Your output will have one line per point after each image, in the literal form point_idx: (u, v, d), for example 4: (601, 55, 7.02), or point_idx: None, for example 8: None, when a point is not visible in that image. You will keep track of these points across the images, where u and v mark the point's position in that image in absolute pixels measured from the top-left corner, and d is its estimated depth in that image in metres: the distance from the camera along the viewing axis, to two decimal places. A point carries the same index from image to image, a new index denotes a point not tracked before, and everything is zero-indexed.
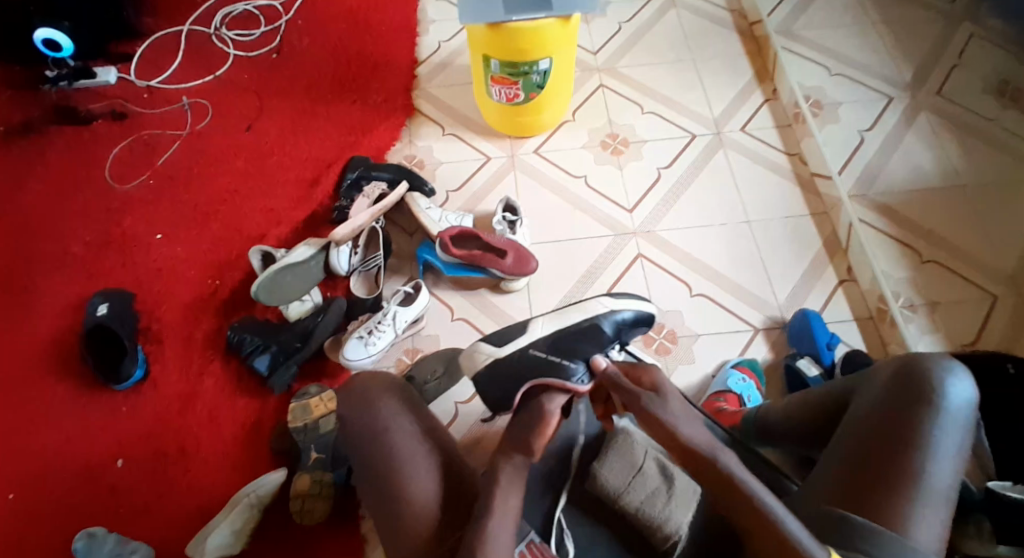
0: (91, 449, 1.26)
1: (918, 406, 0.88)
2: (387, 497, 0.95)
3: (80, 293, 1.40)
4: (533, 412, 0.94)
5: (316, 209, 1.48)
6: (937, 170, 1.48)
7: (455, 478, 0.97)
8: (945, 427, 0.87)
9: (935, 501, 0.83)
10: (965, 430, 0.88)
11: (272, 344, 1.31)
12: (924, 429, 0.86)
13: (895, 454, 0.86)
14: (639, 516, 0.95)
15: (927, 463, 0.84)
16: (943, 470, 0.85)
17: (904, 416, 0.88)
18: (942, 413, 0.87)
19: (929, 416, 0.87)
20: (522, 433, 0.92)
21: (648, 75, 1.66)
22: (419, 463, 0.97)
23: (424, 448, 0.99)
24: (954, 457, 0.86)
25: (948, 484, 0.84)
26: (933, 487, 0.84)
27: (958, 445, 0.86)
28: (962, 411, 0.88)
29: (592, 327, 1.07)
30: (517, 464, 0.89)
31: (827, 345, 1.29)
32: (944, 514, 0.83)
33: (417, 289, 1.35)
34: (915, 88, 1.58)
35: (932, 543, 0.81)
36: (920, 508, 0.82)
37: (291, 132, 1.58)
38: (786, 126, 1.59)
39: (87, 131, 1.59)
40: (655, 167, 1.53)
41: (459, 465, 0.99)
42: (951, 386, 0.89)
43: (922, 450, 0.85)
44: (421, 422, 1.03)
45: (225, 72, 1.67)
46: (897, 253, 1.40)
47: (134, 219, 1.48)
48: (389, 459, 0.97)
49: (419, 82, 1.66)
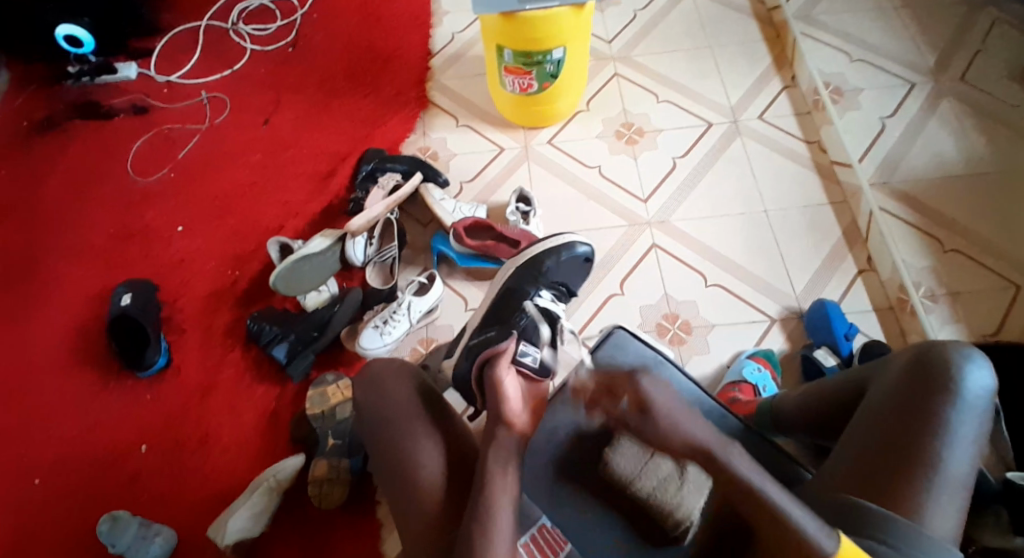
0: (118, 434, 1.30)
1: (935, 394, 0.88)
2: (398, 480, 0.97)
3: (104, 285, 1.44)
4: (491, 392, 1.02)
5: (332, 201, 1.50)
6: (960, 157, 1.45)
7: (462, 455, 0.98)
8: (962, 415, 0.86)
9: (950, 489, 0.83)
10: (981, 418, 0.87)
11: (290, 334, 1.33)
12: (941, 417, 0.86)
13: (911, 441, 0.85)
14: (651, 502, 0.97)
15: (943, 452, 0.84)
16: (959, 458, 0.84)
17: (920, 403, 0.87)
18: (959, 401, 0.87)
19: (946, 403, 0.87)
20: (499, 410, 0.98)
21: (664, 63, 1.65)
22: (426, 446, 0.98)
23: (430, 428, 1.00)
24: (970, 445, 0.85)
25: (964, 472, 0.84)
26: (948, 474, 0.83)
27: (974, 434, 0.86)
28: (979, 400, 0.88)
29: (509, 291, 1.23)
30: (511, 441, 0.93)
31: (845, 335, 1.27)
32: (960, 502, 0.83)
33: (431, 280, 1.36)
34: (938, 74, 1.55)
35: (947, 532, 0.82)
36: (937, 496, 0.82)
37: (307, 125, 1.60)
38: (804, 114, 1.56)
39: (110, 126, 1.63)
40: (670, 156, 1.52)
41: (465, 442, 1.00)
42: (970, 373, 0.89)
43: (939, 438, 0.85)
44: (430, 406, 1.03)
45: (243, 67, 1.69)
46: (918, 242, 1.37)
47: (156, 212, 1.52)
48: (402, 439, 0.99)
49: (433, 73, 1.67)
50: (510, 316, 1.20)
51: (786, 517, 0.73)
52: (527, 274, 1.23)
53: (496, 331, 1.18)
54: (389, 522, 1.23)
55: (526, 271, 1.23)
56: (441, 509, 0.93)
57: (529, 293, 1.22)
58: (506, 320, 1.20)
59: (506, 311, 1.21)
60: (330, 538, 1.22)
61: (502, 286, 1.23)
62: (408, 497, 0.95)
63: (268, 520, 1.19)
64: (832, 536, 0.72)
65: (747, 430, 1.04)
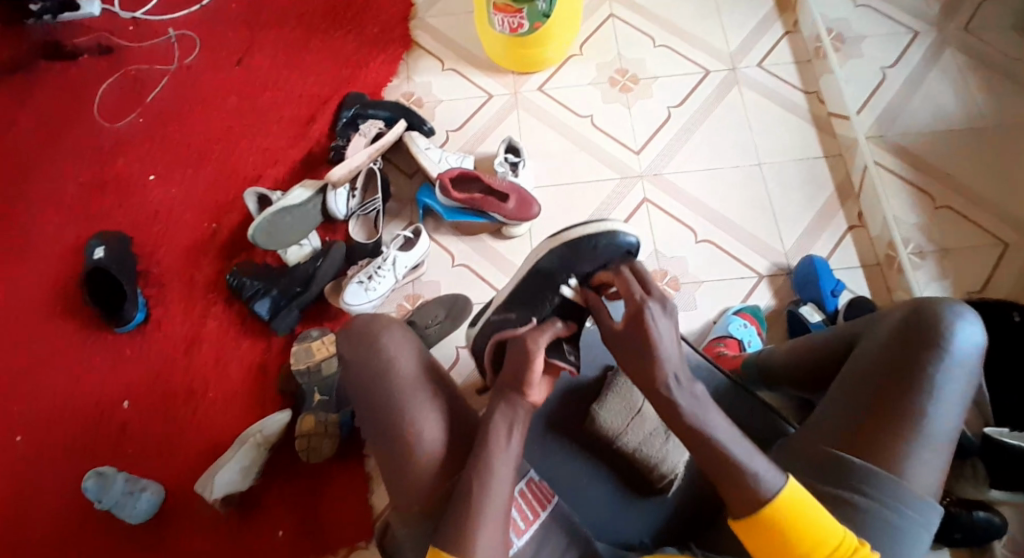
0: (98, 389, 1.28)
1: (925, 350, 0.86)
2: (393, 440, 0.90)
3: (76, 236, 1.39)
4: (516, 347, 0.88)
5: (312, 149, 1.44)
6: (959, 111, 1.41)
7: (460, 424, 0.92)
8: (952, 372, 0.85)
9: (935, 444, 0.83)
10: (971, 373, 0.86)
11: (273, 288, 1.30)
12: (930, 373, 0.85)
13: (899, 397, 0.85)
14: (637, 456, 0.96)
15: (931, 409, 0.83)
16: (947, 414, 0.84)
17: (910, 358, 0.86)
18: (949, 358, 0.85)
19: (936, 360, 0.85)
20: (513, 371, 0.87)
21: (662, 5, 1.57)
22: (422, 407, 0.90)
23: (425, 392, 0.92)
24: (958, 402, 0.85)
25: (950, 428, 0.84)
26: (934, 430, 0.83)
27: (962, 389, 0.85)
28: (970, 356, 0.86)
29: (540, 272, 0.97)
30: (513, 404, 0.86)
31: (833, 292, 1.26)
32: (943, 456, 0.84)
33: (416, 234, 1.32)
34: (943, 21, 1.49)
35: (928, 485, 0.83)
36: (920, 451, 0.82)
37: (284, 66, 1.51)
38: (805, 62, 1.51)
39: (73, 66, 1.53)
40: (665, 105, 1.47)
41: (464, 409, 0.94)
42: (961, 330, 0.87)
43: (927, 395, 0.84)
44: (422, 361, 0.95)
45: (213, 2, 1.59)
46: (910, 198, 1.36)
47: (127, 158, 1.45)
48: (391, 399, 0.91)
49: (417, 11, 1.58)
50: (536, 302, 0.97)
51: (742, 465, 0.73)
52: (569, 256, 0.95)
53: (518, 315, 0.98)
54: (377, 474, 1.23)
55: (570, 249, 0.95)
56: (432, 481, 0.88)
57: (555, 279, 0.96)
58: (531, 302, 0.98)
59: (534, 292, 0.98)
60: (318, 491, 1.22)
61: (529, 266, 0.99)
62: (399, 463, 0.89)
63: (257, 474, 1.18)
64: (777, 477, 0.73)
65: (734, 386, 1.04)
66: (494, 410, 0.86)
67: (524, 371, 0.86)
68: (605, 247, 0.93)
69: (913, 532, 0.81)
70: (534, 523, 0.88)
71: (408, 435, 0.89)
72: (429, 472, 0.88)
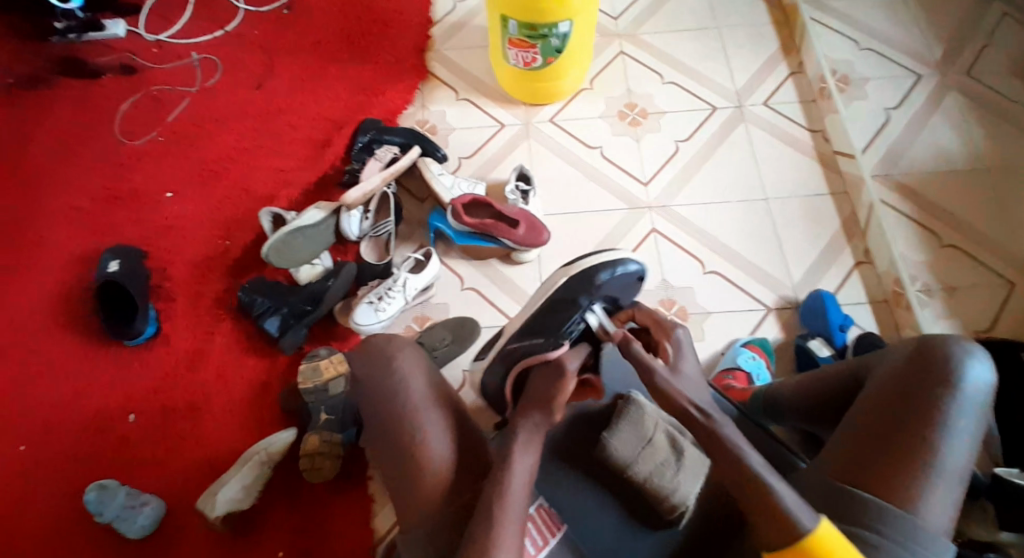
0: (104, 403, 1.28)
1: (934, 385, 0.87)
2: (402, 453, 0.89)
3: (90, 250, 1.41)
4: (552, 369, 0.94)
5: (327, 171, 1.47)
6: (961, 153, 1.44)
7: (473, 448, 0.92)
8: (962, 408, 0.86)
9: (946, 481, 0.83)
10: (981, 411, 0.87)
11: (282, 306, 1.30)
12: (941, 410, 0.85)
13: (909, 431, 0.85)
14: (647, 487, 0.95)
15: (943, 445, 0.84)
16: (958, 451, 0.84)
17: (919, 393, 0.87)
18: (959, 395, 0.86)
19: (946, 397, 0.86)
20: (544, 390, 0.92)
21: (671, 43, 1.62)
22: (436, 425, 0.91)
23: (440, 414, 0.92)
24: (969, 439, 0.85)
25: (961, 465, 0.84)
26: (944, 467, 0.83)
27: (972, 427, 0.85)
28: (978, 393, 0.87)
29: (561, 298, 1.01)
30: (536, 422, 0.90)
31: (841, 326, 1.27)
32: (956, 493, 0.83)
33: (428, 256, 1.34)
34: (944, 66, 1.54)
35: (942, 522, 0.82)
36: (933, 488, 0.82)
37: (302, 91, 1.55)
38: (809, 101, 1.55)
39: (96, 85, 1.57)
40: (673, 139, 1.50)
41: (474, 433, 0.93)
42: (970, 367, 0.88)
43: (938, 431, 0.84)
44: (435, 383, 0.96)
45: (235, 28, 1.64)
46: (916, 237, 1.38)
47: (145, 175, 1.47)
48: (405, 416, 0.91)
49: (433, 42, 1.63)
50: (559, 324, 1.00)
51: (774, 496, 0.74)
52: (576, 285, 1.01)
53: (543, 340, 1.00)
54: (381, 496, 1.22)
55: (577, 279, 1.01)
56: (441, 501, 0.87)
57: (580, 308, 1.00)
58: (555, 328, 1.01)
59: (555, 319, 1.01)
60: (320, 512, 1.20)
61: (550, 296, 1.02)
62: (409, 478, 0.89)
63: (259, 493, 1.17)
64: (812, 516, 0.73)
65: (743, 416, 1.04)
66: (517, 431, 0.88)
67: (554, 396, 0.91)
68: (610, 277, 1.00)
69: None
70: (545, 546, 0.91)
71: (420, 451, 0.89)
72: (439, 491, 0.87)
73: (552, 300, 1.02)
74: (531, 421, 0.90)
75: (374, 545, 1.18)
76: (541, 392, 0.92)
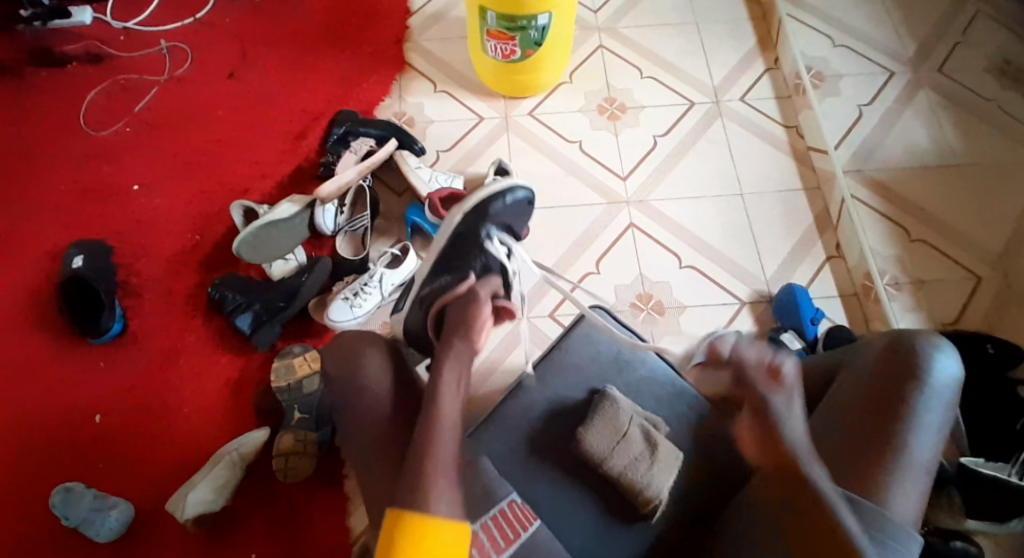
0: (69, 403, 1.24)
1: (904, 380, 0.88)
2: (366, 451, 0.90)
3: (53, 244, 1.36)
4: (466, 302, 0.96)
5: (302, 164, 1.44)
6: (931, 149, 1.47)
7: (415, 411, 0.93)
8: (929, 402, 0.87)
9: (914, 475, 0.84)
10: (948, 404, 0.88)
11: (255, 302, 1.28)
12: (909, 404, 0.86)
13: (879, 427, 0.86)
14: (622, 480, 0.95)
15: (911, 439, 0.85)
16: (926, 444, 0.85)
17: (890, 388, 0.88)
18: (927, 388, 0.87)
19: (914, 390, 0.87)
20: (460, 322, 0.94)
21: (651, 37, 1.62)
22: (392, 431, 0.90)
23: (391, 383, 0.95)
24: (936, 432, 0.86)
25: (929, 457, 0.85)
26: (913, 460, 0.84)
27: (939, 421, 0.87)
28: (946, 387, 0.88)
29: (463, 233, 1.05)
30: (459, 354, 0.91)
31: (812, 319, 1.29)
32: (922, 485, 0.84)
33: (405, 252, 1.32)
34: (917, 64, 1.56)
35: (908, 514, 0.83)
36: (901, 480, 0.83)
37: (275, 82, 1.52)
38: (786, 97, 1.56)
39: (61, 73, 1.51)
40: (652, 134, 1.50)
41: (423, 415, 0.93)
42: (938, 361, 0.89)
43: (906, 424, 0.85)
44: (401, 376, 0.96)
45: (206, 16, 1.59)
46: (886, 230, 1.40)
47: (112, 167, 1.43)
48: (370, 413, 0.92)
49: (411, 33, 1.60)
50: (463, 261, 1.06)
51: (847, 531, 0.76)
52: (478, 215, 1.04)
53: (451, 277, 1.06)
54: (357, 495, 1.19)
55: (476, 211, 1.04)
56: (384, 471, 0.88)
57: (482, 237, 1.05)
58: (460, 266, 1.06)
59: (462, 255, 1.05)
60: (293, 512, 1.18)
61: (450, 232, 1.05)
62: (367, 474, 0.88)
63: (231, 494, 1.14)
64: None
65: (720, 412, 1.03)
66: (443, 362, 0.89)
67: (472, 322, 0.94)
68: (508, 203, 1.05)
69: None
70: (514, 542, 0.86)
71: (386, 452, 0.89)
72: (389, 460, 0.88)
73: (452, 237, 1.05)
74: (454, 351, 0.91)
75: (350, 543, 1.16)
76: (460, 321, 0.94)
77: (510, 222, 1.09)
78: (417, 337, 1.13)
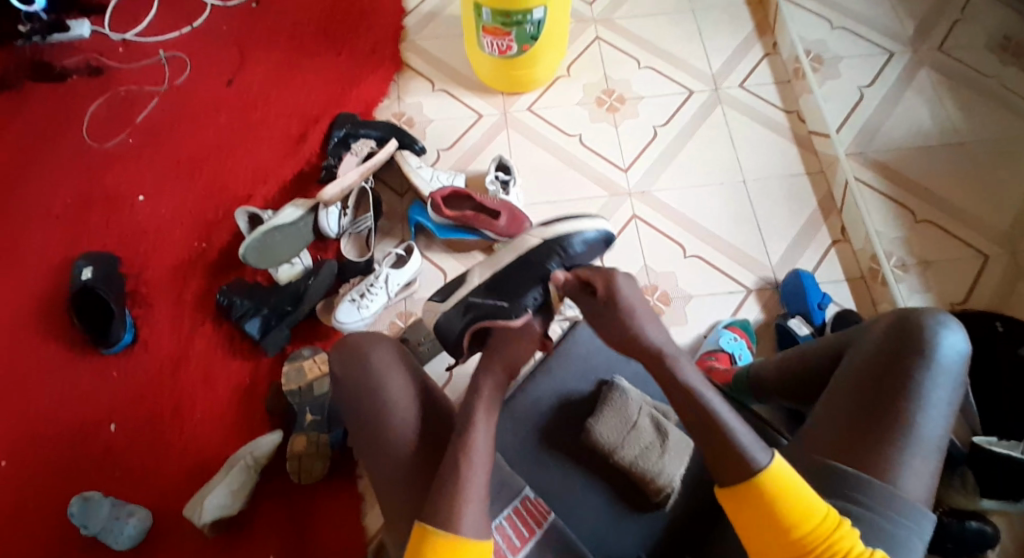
0: (84, 413, 1.25)
1: (909, 359, 0.87)
2: (381, 454, 0.90)
3: (62, 256, 1.37)
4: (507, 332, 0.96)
5: (303, 167, 1.45)
6: (936, 129, 1.46)
7: (429, 413, 0.92)
8: (936, 379, 0.86)
9: (925, 452, 0.83)
10: (956, 380, 0.87)
11: (263, 307, 1.29)
12: (916, 381, 0.85)
13: (886, 409, 0.85)
14: (633, 470, 0.95)
15: (918, 416, 0.84)
16: (935, 421, 0.84)
17: (895, 369, 0.87)
18: (933, 365, 0.86)
19: (920, 368, 0.86)
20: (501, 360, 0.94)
21: (647, 27, 1.61)
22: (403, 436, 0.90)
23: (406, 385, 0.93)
24: (945, 408, 0.85)
25: (939, 434, 0.84)
26: (922, 438, 0.83)
27: (948, 397, 0.85)
28: (953, 363, 0.87)
29: (531, 262, 0.99)
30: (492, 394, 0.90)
31: (820, 304, 1.28)
32: (934, 463, 0.84)
33: (409, 252, 1.33)
34: (917, 43, 1.55)
35: (921, 492, 0.82)
36: (910, 458, 0.82)
37: (274, 86, 1.53)
38: (785, 82, 1.55)
39: (62, 86, 1.53)
40: (651, 124, 1.50)
41: (439, 417, 0.93)
42: (944, 337, 0.88)
43: (914, 402, 0.84)
44: (415, 379, 0.94)
45: (203, 24, 1.60)
46: (892, 212, 1.39)
47: (117, 178, 1.44)
48: (381, 419, 0.91)
49: (407, 33, 1.60)
50: (522, 291, 0.99)
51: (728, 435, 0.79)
52: (549, 250, 0.99)
53: (505, 305, 0.98)
54: (371, 493, 1.21)
55: (549, 246, 0.99)
56: (408, 476, 0.88)
57: (551, 274, 0.98)
58: (517, 294, 0.98)
59: (522, 282, 0.99)
60: (309, 514, 1.19)
61: (519, 257, 1.00)
62: (384, 477, 0.89)
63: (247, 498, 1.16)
64: (765, 452, 0.77)
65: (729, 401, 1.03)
66: (477, 397, 0.89)
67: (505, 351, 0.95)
68: (581, 247, 1.00)
69: (909, 543, 0.80)
70: (529, 540, 0.88)
71: (395, 454, 0.89)
72: (411, 465, 0.89)
73: (518, 262, 1.00)
74: (486, 394, 0.90)
75: (366, 542, 1.17)
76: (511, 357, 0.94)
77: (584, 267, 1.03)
78: (448, 339, 1.04)
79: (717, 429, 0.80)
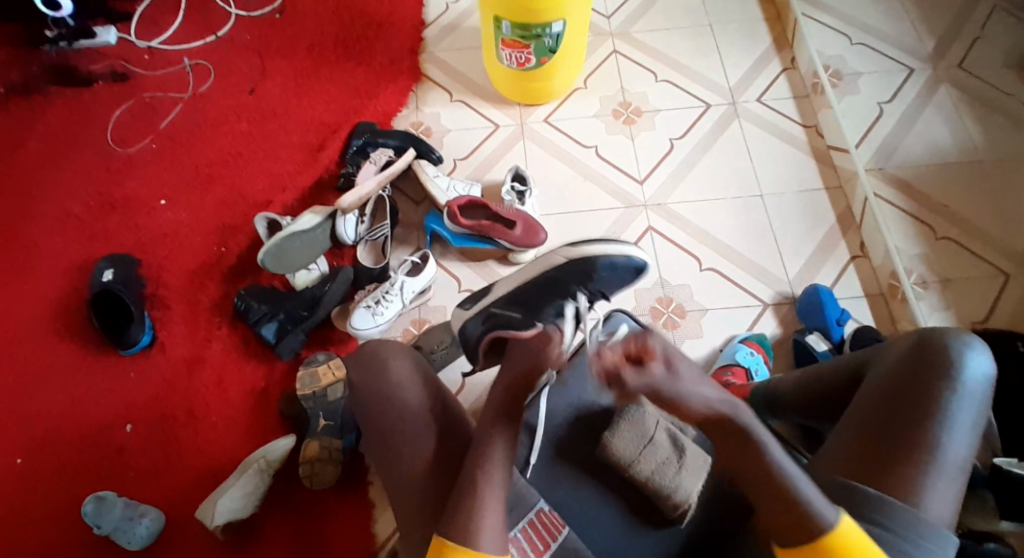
0: (100, 414, 1.27)
1: (934, 380, 0.85)
2: (393, 462, 0.90)
3: (83, 259, 1.40)
4: (532, 342, 0.91)
5: (322, 175, 1.46)
6: (954, 145, 1.45)
7: (440, 411, 0.93)
8: (961, 400, 0.84)
9: (947, 473, 0.82)
10: (981, 402, 0.85)
11: (279, 313, 1.30)
12: (940, 400, 0.84)
13: (911, 430, 0.83)
14: (650, 485, 0.93)
15: (942, 438, 0.82)
16: (958, 443, 0.83)
17: (920, 389, 0.85)
18: (958, 386, 0.85)
19: (945, 389, 0.84)
20: (519, 360, 0.91)
21: (664, 41, 1.62)
22: (414, 444, 0.90)
23: (424, 394, 0.93)
24: (969, 430, 0.84)
25: (962, 456, 0.83)
26: (944, 461, 0.82)
27: (972, 418, 0.84)
28: (978, 387, 0.85)
29: (555, 281, 1.02)
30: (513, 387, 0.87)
31: (838, 321, 1.27)
32: (956, 486, 0.82)
33: (424, 260, 1.33)
34: (937, 60, 1.55)
35: (942, 515, 0.81)
36: (933, 479, 0.81)
37: (295, 96, 1.55)
38: (803, 97, 1.55)
39: (87, 91, 1.56)
40: (667, 137, 1.50)
41: (455, 423, 0.93)
42: (970, 359, 0.86)
43: (937, 423, 0.83)
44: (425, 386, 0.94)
45: (227, 33, 1.63)
46: (912, 228, 1.38)
47: (138, 182, 1.47)
48: (393, 424, 0.91)
49: (426, 45, 1.63)
50: (541, 306, 0.99)
51: (793, 489, 0.74)
52: (576, 273, 1.02)
53: (522, 316, 0.98)
54: (382, 501, 1.21)
55: (577, 270, 1.02)
56: (418, 482, 0.88)
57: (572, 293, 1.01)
58: (535, 309, 0.99)
59: (546, 298, 1.01)
60: (320, 519, 1.19)
61: (543, 274, 1.03)
62: (396, 484, 0.89)
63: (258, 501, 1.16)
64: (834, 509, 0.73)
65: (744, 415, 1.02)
66: None
67: (530, 365, 0.89)
68: (605, 273, 1.03)
69: None
70: (545, 551, 0.87)
71: (407, 460, 0.89)
72: (423, 469, 0.88)
73: (545, 277, 1.03)
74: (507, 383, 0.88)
75: (376, 550, 1.17)
76: (520, 361, 0.90)
77: (610, 292, 1.06)
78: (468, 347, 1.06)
79: (783, 487, 0.74)
